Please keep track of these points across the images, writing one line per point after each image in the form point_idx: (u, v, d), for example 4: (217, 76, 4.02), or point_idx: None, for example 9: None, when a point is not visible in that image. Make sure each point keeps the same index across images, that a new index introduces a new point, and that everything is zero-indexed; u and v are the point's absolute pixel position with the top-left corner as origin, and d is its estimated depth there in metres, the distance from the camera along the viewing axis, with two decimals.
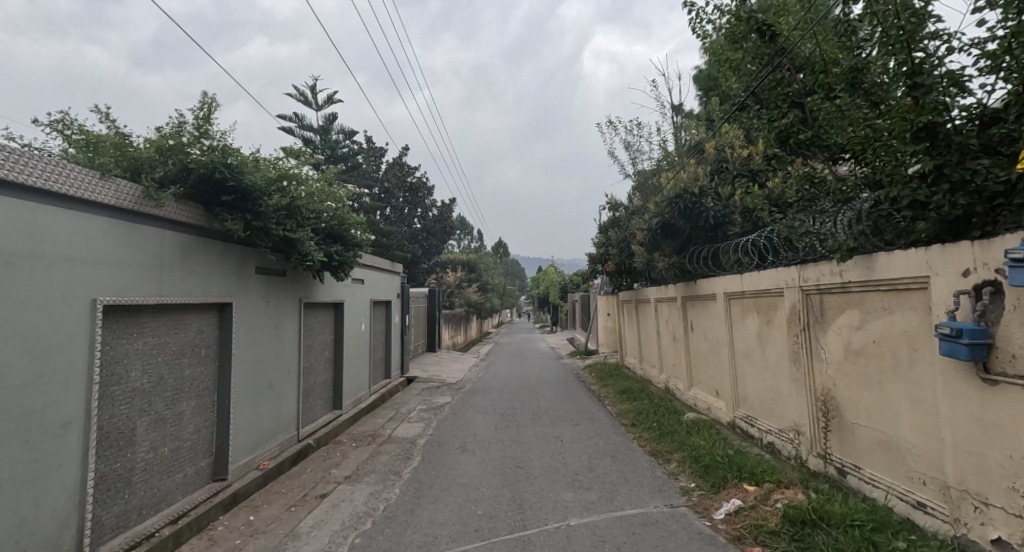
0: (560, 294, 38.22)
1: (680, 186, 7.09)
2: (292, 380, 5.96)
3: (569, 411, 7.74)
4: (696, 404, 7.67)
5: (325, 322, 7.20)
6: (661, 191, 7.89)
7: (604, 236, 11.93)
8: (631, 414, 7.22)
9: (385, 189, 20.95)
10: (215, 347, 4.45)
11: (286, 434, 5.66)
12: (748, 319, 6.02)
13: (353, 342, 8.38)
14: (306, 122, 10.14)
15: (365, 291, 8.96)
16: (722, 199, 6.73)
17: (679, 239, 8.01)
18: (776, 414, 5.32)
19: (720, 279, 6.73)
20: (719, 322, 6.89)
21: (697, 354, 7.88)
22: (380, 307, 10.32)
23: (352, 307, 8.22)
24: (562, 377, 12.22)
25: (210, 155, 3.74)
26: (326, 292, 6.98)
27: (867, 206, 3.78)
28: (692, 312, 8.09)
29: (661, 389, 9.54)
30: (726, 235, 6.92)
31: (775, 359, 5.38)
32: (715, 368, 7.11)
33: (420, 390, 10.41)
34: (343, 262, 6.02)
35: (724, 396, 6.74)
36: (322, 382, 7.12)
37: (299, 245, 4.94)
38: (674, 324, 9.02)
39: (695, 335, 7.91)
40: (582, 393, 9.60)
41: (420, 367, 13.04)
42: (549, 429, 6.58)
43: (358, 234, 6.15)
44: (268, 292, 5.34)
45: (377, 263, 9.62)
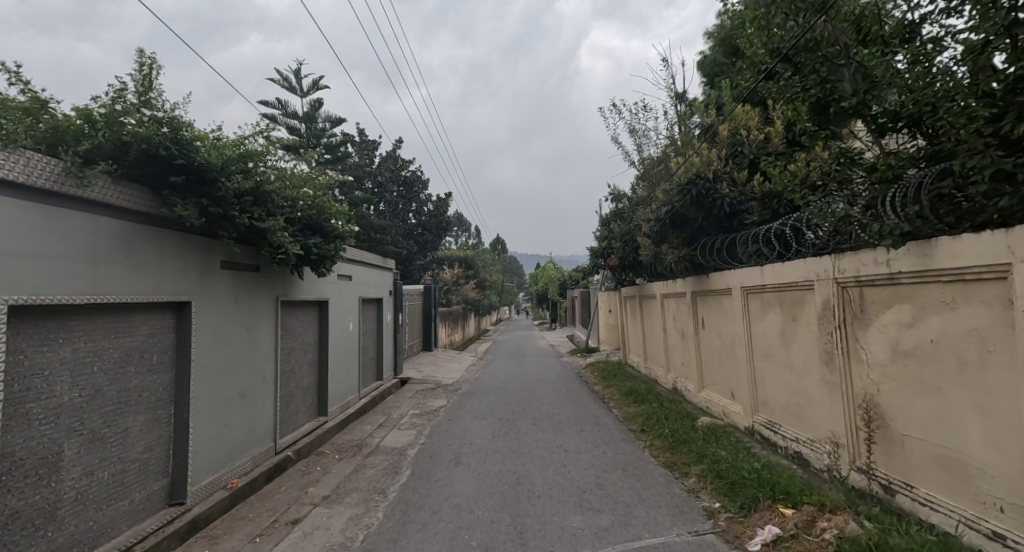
0: (559, 290, 37.70)
1: (693, 172, 6.58)
2: (268, 386, 5.40)
3: (573, 416, 7.22)
4: (710, 407, 7.15)
5: (306, 322, 6.64)
6: (670, 178, 7.35)
7: (606, 229, 11.39)
8: (639, 419, 6.70)
9: (379, 183, 20.35)
10: (170, 352, 3.88)
11: (260, 447, 5.11)
12: (769, 316, 5.48)
13: (341, 343, 7.83)
14: (290, 108, 9.47)
15: (354, 288, 8.42)
16: (739, 185, 6.17)
17: (689, 230, 7.49)
18: (805, 421, 4.79)
19: (737, 271, 6.20)
20: (734, 319, 6.37)
21: (710, 354, 7.35)
22: (371, 305, 9.75)
23: (339, 305, 7.66)
24: (564, 377, 11.71)
25: (150, 127, 3.15)
26: (307, 289, 6.43)
27: (922, 182, 3.26)
28: (703, 309, 7.56)
29: (669, 390, 9.03)
30: (742, 225, 6.39)
31: (802, 360, 4.84)
32: (731, 369, 6.59)
33: (414, 392, 9.88)
34: (323, 256, 5.46)
35: (742, 399, 6.21)
36: (305, 387, 6.57)
37: (268, 236, 4.38)
38: (683, 320, 8.49)
39: (707, 333, 7.39)
40: (585, 395, 9.08)
41: (415, 368, 12.50)
42: (551, 436, 6.05)
43: (339, 225, 5.62)
44: (237, 289, 4.77)
45: (367, 259, 9.07)
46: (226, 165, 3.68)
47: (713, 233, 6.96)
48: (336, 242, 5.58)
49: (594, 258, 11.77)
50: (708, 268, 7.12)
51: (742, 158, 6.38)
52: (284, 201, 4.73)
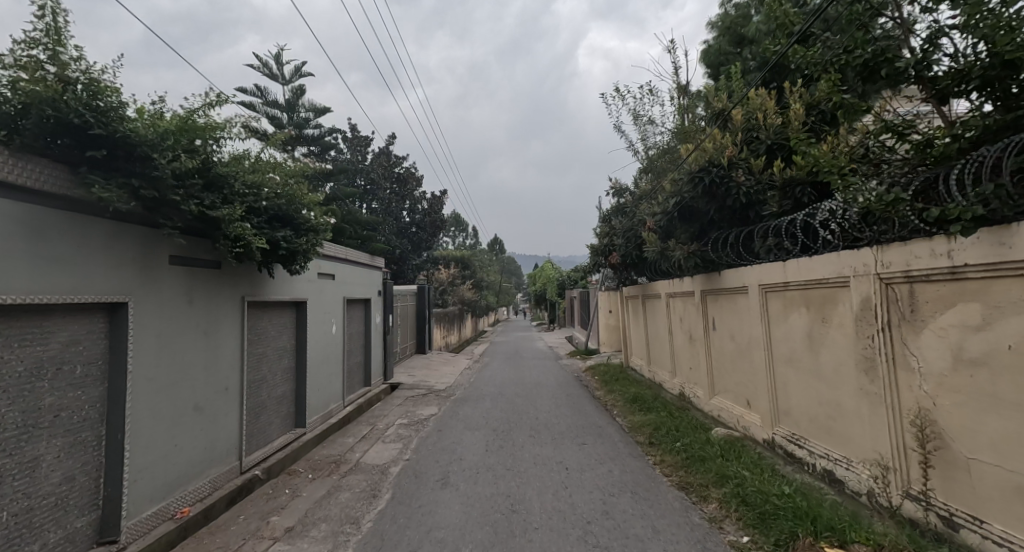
0: (558, 290, 37.11)
1: (705, 158, 5.96)
2: (233, 397, 4.80)
3: (575, 426, 6.64)
4: (722, 415, 6.59)
5: (281, 325, 6.05)
6: (678, 168, 6.77)
7: (608, 225, 10.84)
8: (647, 430, 6.13)
9: (371, 180, 19.72)
10: (101, 363, 3.29)
11: (221, 467, 4.51)
12: (793, 317, 4.91)
13: (322, 347, 7.23)
14: (269, 96, 8.84)
15: (337, 288, 7.83)
16: (756, 172, 5.58)
17: (698, 224, 6.93)
18: (838, 436, 4.22)
19: (755, 268, 5.63)
20: (751, 321, 5.81)
21: (722, 358, 6.79)
22: (357, 306, 9.16)
23: (319, 306, 7.07)
24: (563, 381, 11.13)
25: (58, 87, 2.62)
26: (281, 289, 5.83)
27: (997, 156, 2.70)
28: (714, 309, 7.02)
29: (675, 396, 8.49)
30: (759, 217, 5.81)
31: (834, 367, 4.27)
32: (747, 374, 6.03)
33: (403, 399, 9.31)
34: (294, 251, 4.89)
35: (760, 408, 5.65)
36: (280, 397, 5.98)
37: (223, 226, 3.79)
38: (692, 321, 7.92)
39: (719, 335, 6.85)
40: (586, 401, 8.52)
41: (406, 372, 11.90)
42: (550, 451, 5.47)
43: (311, 216, 5.04)
44: (192, 288, 4.17)
45: (352, 256, 8.48)
46: (160, 141, 3.09)
47: (726, 227, 6.40)
48: (310, 235, 5.01)
49: (594, 256, 11.20)
50: (721, 264, 6.56)
51: (756, 143, 5.81)
52: (241, 189, 4.14)
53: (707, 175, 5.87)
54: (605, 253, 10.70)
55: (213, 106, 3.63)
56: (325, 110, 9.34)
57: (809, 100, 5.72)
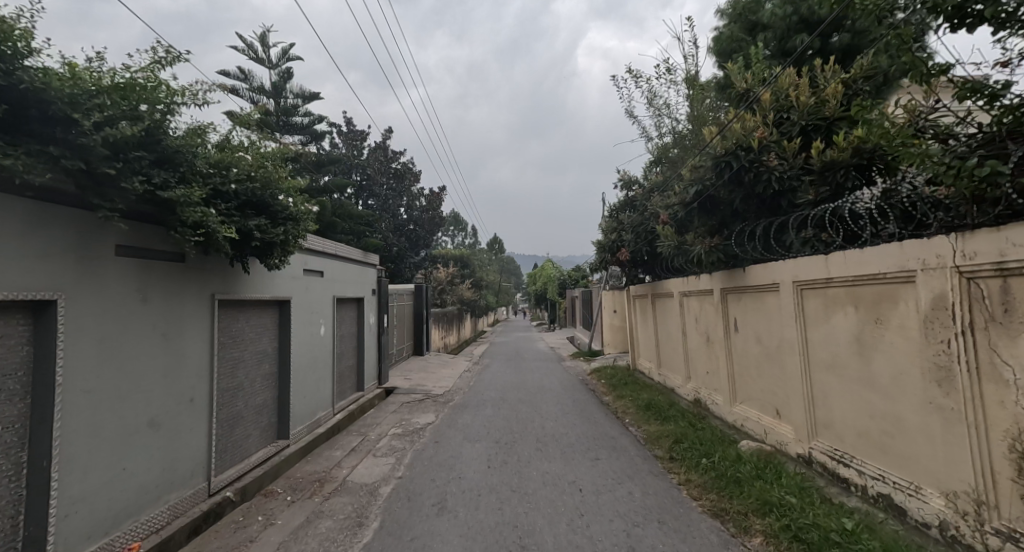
0: (559, 289, 36.52)
1: (732, 141, 5.34)
2: (202, 409, 4.21)
3: (585, 437, 6.05)
4: (746, 424, 6.03)
5: (260, 326, 5.45)
6: (698, 154, 6.19)
7: (616, 220, 10.32)
8: (666, 443, 5.55)
9: (367, 176, 19.10)
10: (21, 374, 2.69)
11: (184, 490, 3.91)
12: (836, 319, 4.34)
13: (309, 350, 6.64)
14: (253, 78, 8.17)
15: (326, 286, 7.24)
16: (790, 156, 4.99)
17: (719, 216, 6.34)
18: (897, 456, 3.65)
19: (787, 262, 5.05)
20: (783, 322, 5.24)
21: (745, 362, 6.22)
22: (349, 305, 8.57)
23: (306, 305, 6.47)
24: (568, 385, 10.57)
25: None
26: (259, 286, 5.24)
27: None
28: (736, 310, 6.45)
29: (690, 402, 7.93)
30: (791, 206, 5.25)
31: (892, 376, 3.69)
32: (776, 381, 5.46)
33: (398, 406, 8.72)
34: (272, 243, 4.30)
35: (793, 418, 5.08)
36: (259, 406, 5.38)
37: (179, 211, 3.20)
38: (710, 322, 7.36)
39: (742, 338, 6.29)
40: (594, 408, 7.96)
41: (403, 375, 11.30)
42: (560, 469, 4.88)
43: (290, 203, 4.45)
44: (148, 284, 3.57)
45: (342, 252, 7.90)
46: (82, 99, 2.49)
47: (752, 219, 5.82)
48: (289, 224, 4.42)
49: (601, 253, 10.62)
50: (746, 258, 5.98)
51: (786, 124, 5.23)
52: (202, 167, 3.55)
53: (734, 160, 5.27)
54: (613, 249, 10.13)
55: (164, 66, 3.04)
56: (316, 96, 8.73)
57: (845, 78, 5.21)
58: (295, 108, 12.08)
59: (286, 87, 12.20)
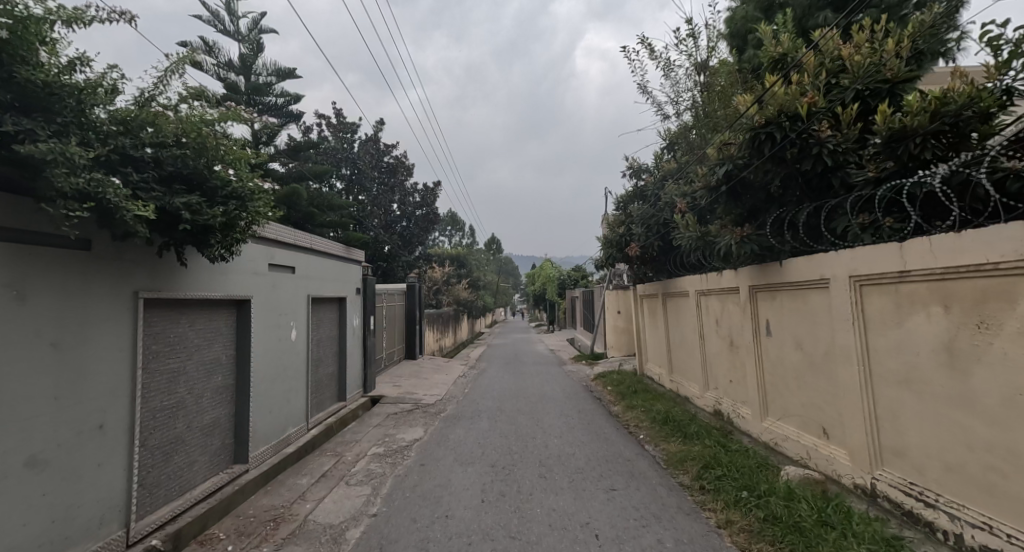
0: (558, 290, 35.57)
1: (772, 108, 4.40)
2: (119, 436, 3.32)
3: (596, 460, 5.18)
4: (782, 443, 5.20)
5: (211, 331, 4.58)
6: (725, 131, 5.35)
7: (625, 212, 9.48)
8: (694, 470, 4.67)
9: (357, 169, 18.15)
10: None
11: (86, 544, 3.02)
12: (914, 322, 3.49)
13: (276, 358, 5.77)
14: (217, 47, 7.24)
15: (298, 283, 6.39)
16: (845, 126, 4.15)
17: (750, 202, 5.46)
18: (1011, 502, 2.80)
19: (843, 254, 4.17)
20: (835, 326, 4.38)
21: (781, 370, 5.40)
22: (328, 306, 7.69)
23: (270, 306, 5.59)
24: (571, 393, 9.72)
25: None
26: (206, 283, 4.35)
27: None
28: (771, 311, 5.60)
29: (711, 414, 7.09)
30: (843, 187, 4.39)
31: (1004, 397, 2.84)
32: (824, 395, 4.61)
33: (384, 418, 7.84)
34: (209, 228, 3.41)
35: (847, 441, 4.23)
36: (208, 427, 4.48)
37: (48, 175, 2.32)
38: (735, 324, 6.54)
39: (778, 343, 5.45)
40: (602, 421, 7.12)
41: (392, 382, 10.43)
42: (569, 504, 4.02)
43: (232, 177, 3.55)
44: (29, 277, 2.68)
45: (319, 245, 7.04)
46: None
47: (790, 205, 5.00)
48: (233, 202, 3.54)
49: (607, 249, 9.76)
50: (782, 251, 5.17)
51: (832, 89, 4.40)
52: (96, 122, 2.69)
53: (778, 131, 4.33)
54: (621, 244, 9.28)
55: None
56: (291, 72, 7.78)
57: (908, 36, 4.39)
58: (271, 89, 11.06)
59: (261, 66, 11.17)
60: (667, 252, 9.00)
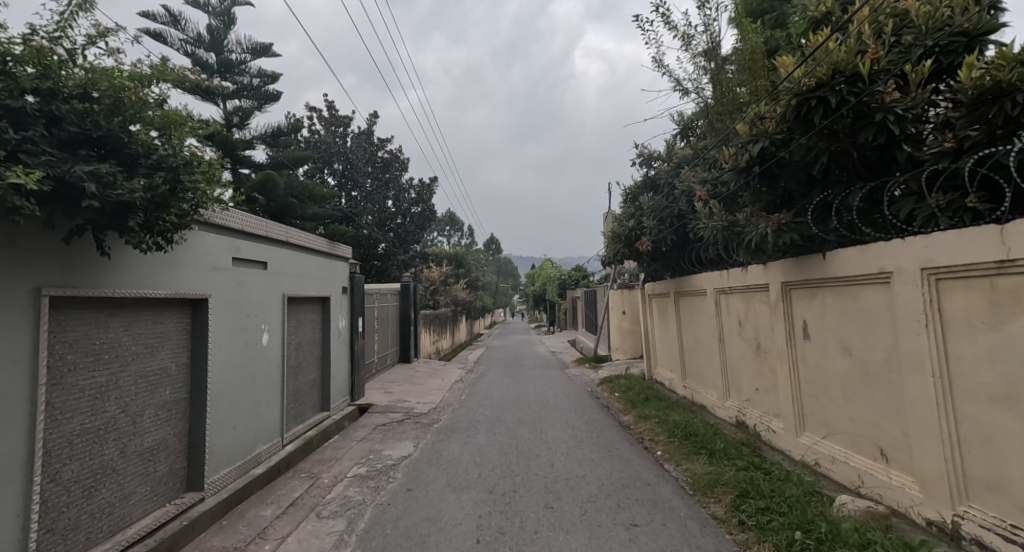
0: (559, 290, 34.78)
1: (825, 67, 3.66)
2: (12, 473, 2.59)
3: (610, 486, 4.45)
4: (826, 465, 4.49)
5: (156, 337, 3.85)
6: (759, 102, 4.62)
7: (634, 204, 8.76)
8: (729, 498, 3.96)
9: (349, 164, 17.40)
10: None
11: None
12: (1019, 324, 2.77)
13: (244, 366, 5.05)
14: (179, 17, 6.47)
15: (271, 281, 5.66)
16: (913, 88, 3.44)
17: (786, 186, 4.74)
18: None
19: (913, 243, 3.46)
20: (899, 329, 3.66)
21: (821, 379, 4.70)
22: (309, 306, 6.97)
23: (235, 306, 4.87)
24: (576, 400, 9.02)
25: None
26: (147, 279, 3.62)
27: None
28: (811, 311, 4.88)
29: (734, 426, 6.38)
30: (909, 163, 3.67)
31: None
32: (883, 411, 3.90)
33: (371, 430, 7.11)
34: (129, 206, 2.66)
35: (917, 468, 3.52)
36: (152, 450, 3.75)
37: None
38: (764, 326, 5.83)
39: (820, 348, 4.74)
40: (613, 434, 6.41)
41: (383, 388, 9.70)
42: (584, 546, 3.30)
43: (159, 143, 2.82)
44: None
45: (296, 239, 6.30)
46: None
47: (837, 187, 4.29)
48: (161, 173, 2.78)
49: (615, 244, 9.04)
50: (825, 240, 4.47)
51: (893, 45, 3.67)
52: None
53: (832, 93, 3.59)
54: (630, 239, 8.57)
55: None
56: (267, 46, 7.16)
57: None
58: (248, 70, 10.25)
59: (238, 46, 10.35)
60: (681, 248, 8.29)
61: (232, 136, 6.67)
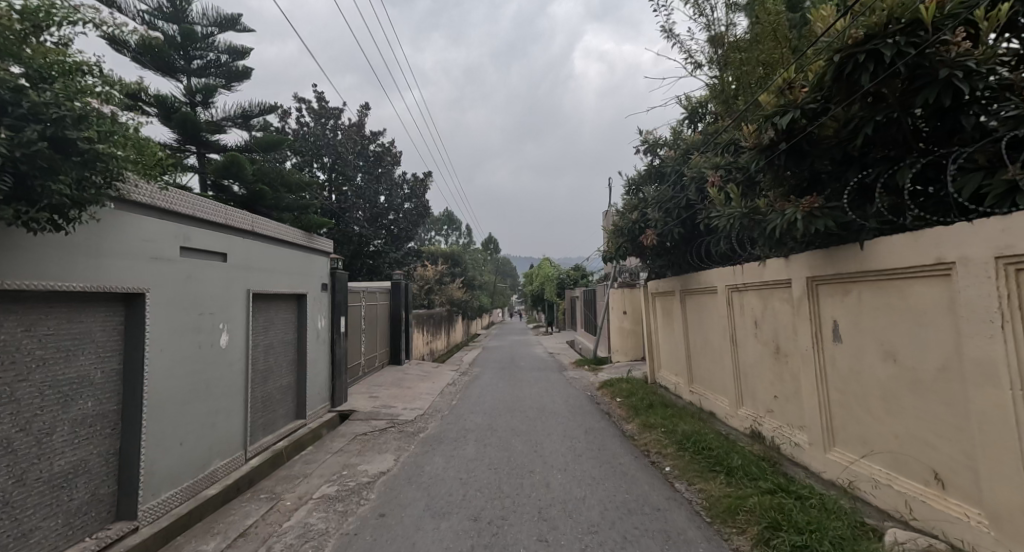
0: (557, 290, 34.19)
1: (875, 16, 3.04)
2: None
3: (615, 512, 3.83)
4: (865, 489, 3.87)
5: (72, 339, 3.21)
6: (789, 68, 3.99)
7: (638, 195, 8.16)
8: (754, 530, 3.35)
9: (339, 157, 16.76)
10: None
11: None
12: None
13: (197, 371, 4.42)
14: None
15: (232, 275, 5.03)
16: (986, 38, 2.83)
17: (817, 167, 4.13)
18: None
19: (986, 226, 2.85)
20: (963, 329, 3.04)
21: (857, 388, 4.09)
22: (281, 304, 6.34)
23: (184, 303, 4.24)
24: (575, 406, 8.40)
25: None
26: (59, 269, 3.02)
27: None
28: (842, 310, 4.27)
29: (748, 438, 5.77)
30: (975, 132, 3.06)
31: None
32: (938, 428, 3.29)
33: (350, 440, 6.48)
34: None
35: (985, 498, 2.90)
36: (66, 475, 3.12)
37: None
38: (785, 326, 5.23)
39: (854, 352, 4.12)
40: (616, 446, 5.80)
41: (369, 393, 9.08)
42: None
43: (32, 87, 2.23)
44: None
45: (264, 229, 5.68)
46: None
47: (881, 165, 3.68)
48: (34, 125, 2.18)
49: (617, 238, 8.44)
50: (863, 227, 3.87)
51: None
52: None
53: (885, 47, 2.98)
54: (633, 233, 7.97)
55: None
56: (236, 19, 6.62)
57: None
58: None
59: None
60: (688, 242, 7.69)
61: (197, 117, 6.06)
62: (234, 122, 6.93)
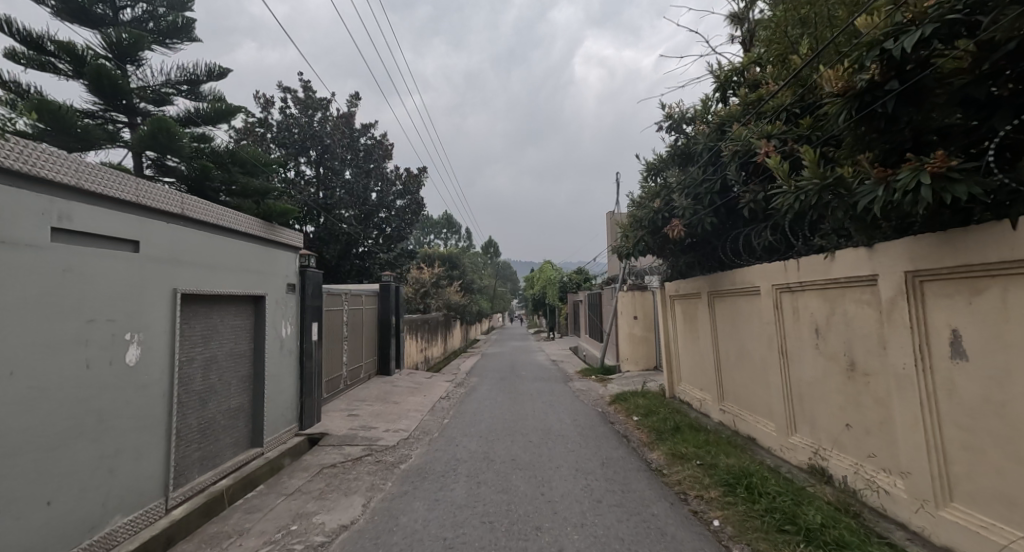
0: (559, 295, 33.14)
1: None
2: None
3: None
4: None
5: None
6: None
7: (660, 181, 7.03)
8: None
9: (326, 150, 15.58)
10: None
11: None
12: None
13: (86, 398, 3.25)
14: None
15: (148, 269, 3.87)
16: None
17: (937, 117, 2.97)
18: None
19: None
20: None
21: (999, 426, 2.89)
22: (229, 308, 5.16)
23: (59, 305, 3.06)
24: (586, 427, 7.20)
25: None
26: None
27: None
28: (968, 316, 3.08)
29: (811, 476, 4.57)
30: None
31: None
32: None
33: (313, 475, 5.27)
34: None
35: None
36: None
37: None
38: (865, 336, 4.03)
39: (991, 374, 2.93)
40: (644, 488, 4.59)
41: (348, 411, 7.87)
42: None
43: None
44: None
45: (200, 213, 4.52)
46: None
47: None
48: None
49: (634, 231, 7.27)
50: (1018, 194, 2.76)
51: None
52: None
53: None
54: (654, 224, 6.83)
55: None
56: None
57: None
58: None
59: None
60: (719, 234, 6.55)
61: (122, 78, 4.95)
62: (179, 90, 5.71)
